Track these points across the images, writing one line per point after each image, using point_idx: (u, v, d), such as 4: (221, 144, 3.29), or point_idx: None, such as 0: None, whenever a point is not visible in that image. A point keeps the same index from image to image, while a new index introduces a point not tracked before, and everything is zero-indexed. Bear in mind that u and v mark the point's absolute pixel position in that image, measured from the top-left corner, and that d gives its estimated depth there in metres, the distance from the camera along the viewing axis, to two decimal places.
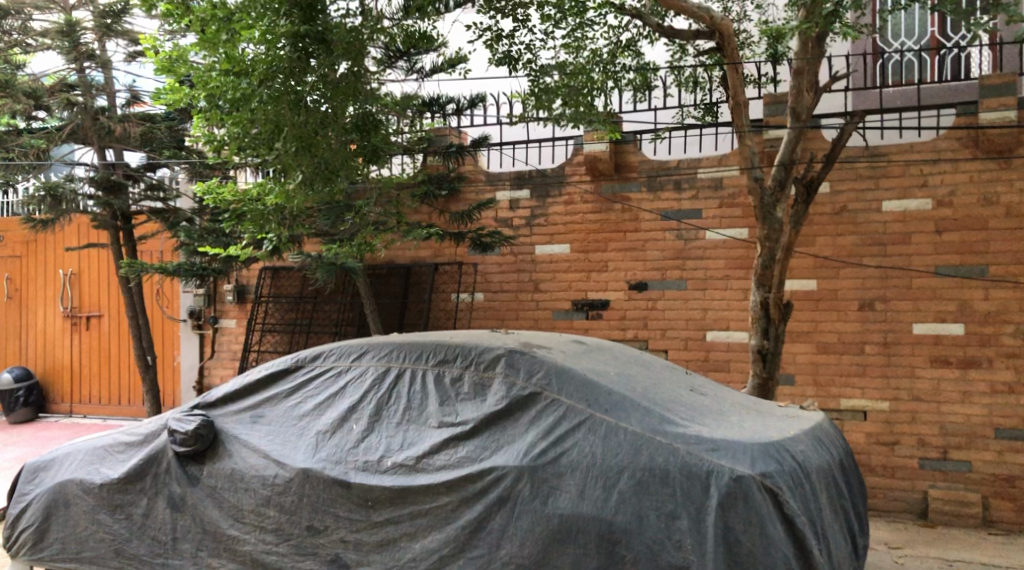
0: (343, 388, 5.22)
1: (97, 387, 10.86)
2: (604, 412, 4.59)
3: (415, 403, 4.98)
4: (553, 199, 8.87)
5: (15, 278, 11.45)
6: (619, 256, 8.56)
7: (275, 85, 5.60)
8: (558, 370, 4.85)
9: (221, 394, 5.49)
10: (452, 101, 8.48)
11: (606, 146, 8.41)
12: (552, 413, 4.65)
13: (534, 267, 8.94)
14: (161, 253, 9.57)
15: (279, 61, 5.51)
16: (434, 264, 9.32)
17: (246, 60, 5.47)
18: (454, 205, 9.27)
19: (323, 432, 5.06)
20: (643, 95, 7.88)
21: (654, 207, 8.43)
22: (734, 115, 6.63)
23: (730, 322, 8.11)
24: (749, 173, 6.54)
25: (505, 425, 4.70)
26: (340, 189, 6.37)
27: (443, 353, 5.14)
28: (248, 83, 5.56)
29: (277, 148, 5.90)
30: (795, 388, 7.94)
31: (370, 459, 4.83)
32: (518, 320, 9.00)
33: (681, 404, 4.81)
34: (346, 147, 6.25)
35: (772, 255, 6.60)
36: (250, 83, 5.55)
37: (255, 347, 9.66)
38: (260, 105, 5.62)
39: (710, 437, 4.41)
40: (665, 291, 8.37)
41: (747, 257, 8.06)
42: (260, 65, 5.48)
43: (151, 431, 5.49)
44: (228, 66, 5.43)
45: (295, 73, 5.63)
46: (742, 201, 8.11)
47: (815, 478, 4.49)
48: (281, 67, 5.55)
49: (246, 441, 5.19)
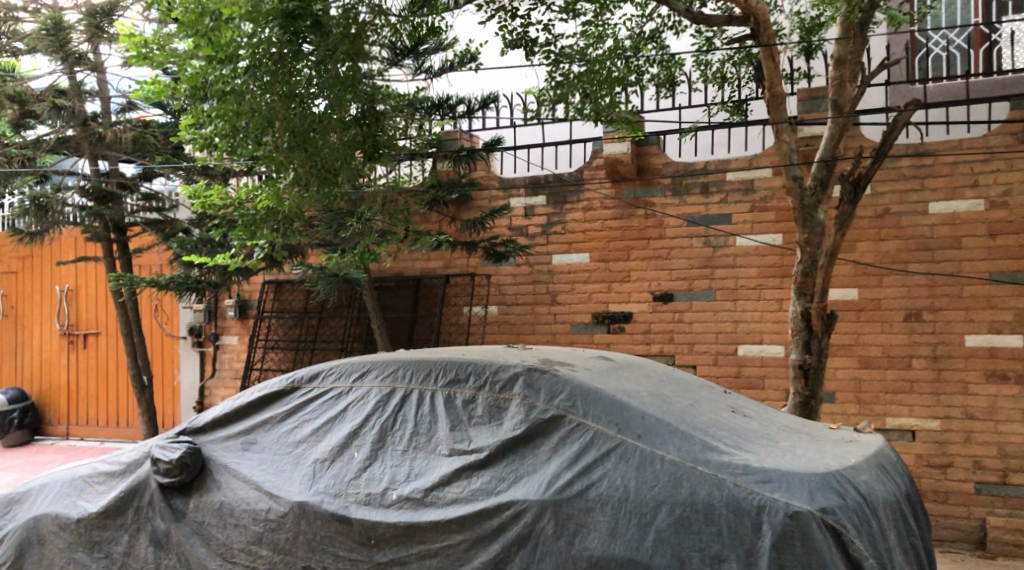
0: (343, 411, 4.68)
1: (95, 409, 10.38)
2: (636, 439, 4.04)
3: (422, 428, 4.43)
4: (572, 205, 8.34)
5: (11, 295, 11.01)
6: (642, 264, 8.01)
7: (264, 74, 5.14)
8: (585, 391, 4.30)
9: (210, 418, 4.96)
10: (463, 102, 7.96)
11: (628, 148, 7.93)
12: (578, 439, 4.10)
13: (552, 278, 8.41)
14: (159, 268, 9.12)
15: (265, 46, 5.04)
16: (445, 276, 8.81)
17: (231, 45, 4.96)
18: (466, 212, 8.79)
19: (321, 461, 4.52)
20: (668, 91, 7.35)
21: (679, 213, 7.90)
22: (771, 109, 6.10)
23: (764, 336, 7.53)
24: (787, 171, 6.02)
25: (525, 453, 4.16)
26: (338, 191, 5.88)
27: (454, 372, 4.60)
28: (231, 72, 5.07)
29: (268, 142, 5.43)
30: (836, 406, 7.36)
31: (372, 492, 4.30)
32: (534, 334, 8.46)
33: (724, 428, 4.24)
34: (347, 146, 5.82)
35: (813, 261, 6.05)
36: (234, 73, 5.08)
37: (258, 365, 9.17)
38: (250, 95, 5.18)
39: (761, 467, 3.85)
40: (692, 303, 7.81)
41: (781, 265, 7.50)
42: (246, 51, 4.99)
43: (133, 460, 4.96)
44: (211, 53, 4.93)
45: (288, 59, 5.20)
46: (775, 205, 7.57)
47: (882, 513, 3.89)
48: (272, 53, 5.13)
49: (236, 470, 4.66)
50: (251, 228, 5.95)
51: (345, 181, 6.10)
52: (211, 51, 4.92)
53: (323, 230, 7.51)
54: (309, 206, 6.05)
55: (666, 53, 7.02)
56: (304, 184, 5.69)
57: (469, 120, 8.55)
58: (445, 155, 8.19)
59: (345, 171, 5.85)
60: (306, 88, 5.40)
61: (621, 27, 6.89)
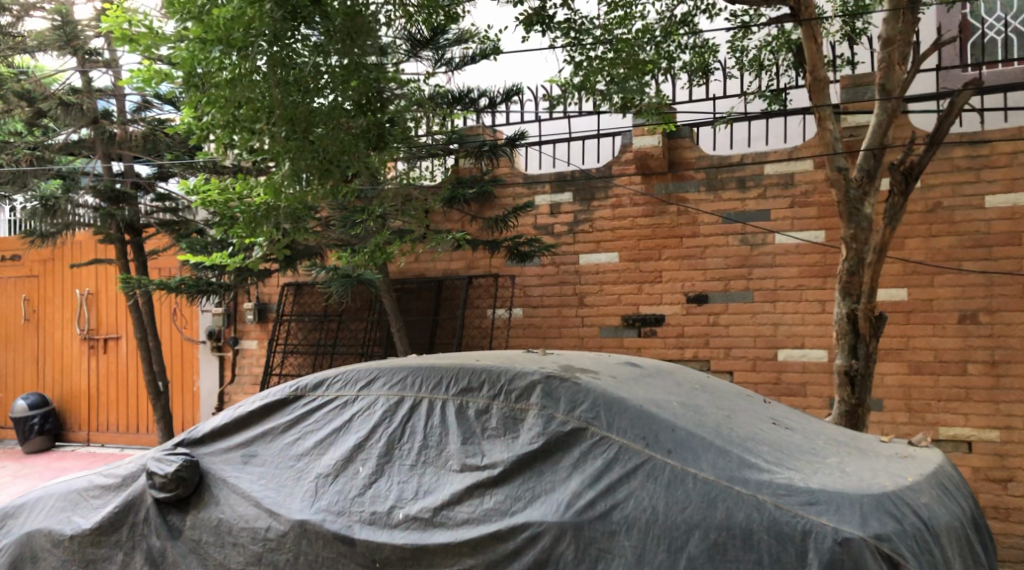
0: (348, 421, 4.33)
1: (116, 415, 10.22)
2: (666, 455, 3.64)
3: (432, 441, 4.07)
4: (600, 202, 7.95)
5: (32, 299, 10.87)
6: (675, 264, 7.59)
7: (254, 53, 4.86)
8: (609, 401, 3.90)
9: (209, 428, 4.64)
10: (485, 95, 7.60)
11: (659, 141, 7.55)
12: (602, 455, 3.72)
13: (579, 279, 8.01)
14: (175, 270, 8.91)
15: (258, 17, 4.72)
16: (467, 277, 8.46)
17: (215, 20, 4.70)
18: (489, 210, 8.44)
19: (324, 476, 4.19)
20: (702, 79, 6.97)
21: (714, 209, 7.47)
22: (813, 93, 5.66)
23: (806, 339, 7.08)
24: (830, 162, 5.57)
25: (543, 470, 3.78)
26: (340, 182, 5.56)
27: (467, 379, 4.22)
28: (219, 50, 4.77)
29: (262, 130, 5.11)
30: (884, 415, 6.86)
31: (378, 511, 3.96)
32: (561, 338, 8.08)
33: (764, 442, 3.81)
34: (355, 136, 5.46)
35: (859, 258, 5.59)
36: (222, 50, 4.77)
37: (277, 370, 8.91)
38: (245, 79, 4.91)
39: (805, 487, 3.42)
40: (728, 304, 7.37)
41: (824, 265, 7.04)
42: (237, 28, 4.70)
43: (130, 472, 4.67)
44: (199, 31, 4.68)
45: (285, 40, 4.91)
46: (817, 200, 7.12)
47: (945, 539, 3.45)
48: (263, 31, 4.78)
49: (236, 485, 4.35)
50: (253, 228, 5.59)
51: (352, 172, 5.76)
52: (199, 30, 4.67)
53: (336, 229, 7.19)
54: (315, 201, 5.72)
55: (700, 39, 6.64)
56: (303, 176, 5.35)
57: (492, 114, 8.19)
58: (466, 150, 7.72)
59: (354, 161, 5.55)
60: (307, 76, 5.08)
61: (651, 11, 6.49)
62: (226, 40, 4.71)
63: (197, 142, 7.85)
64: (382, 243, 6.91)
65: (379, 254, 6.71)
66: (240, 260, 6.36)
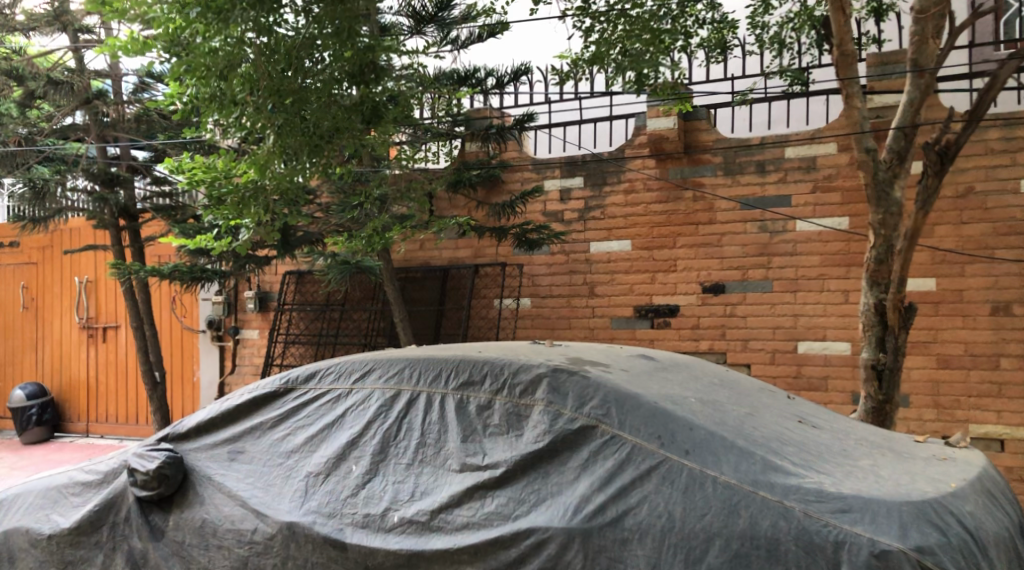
0: (341, 417, 4.04)
1: (115, 406, 10.00)
2: (683, 456, 3.33)
3: (430, 438, 3.78)
4: (612, 187, 7.62)
5: (30, 287, 10.65)
6: (690, 253, 7.27)
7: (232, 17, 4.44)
8: (622, 396, 3.59)
9: (194, 423, 4.35)
10: (492, 74, 7.29)
11: (675, 124, 7.21)
12: (614, 456, 3.41)
13: (589, 268, 7.70)
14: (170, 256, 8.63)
15: None
16: (474, 266, 8.16)
17: None
18: (497, 196, 8.14)
19: (314, 475, 3.91)
20: (719, 57, 6.63)
21: (732, 194, 7.14)
22: (840, 66, 5.28)
23: (827, 332, 6.75)
24: (858, 143, 5.22)
25: (549, 471, 3.49)
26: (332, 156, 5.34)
27: (468, 372, 3.91)
28: (198, 13, 4.46)
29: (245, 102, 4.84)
30: (911, 411, 6.53)
31: (371, 513, 3.68)
32: (571, 329, 7.78)
33: (791, 442, 3.50)
34: (348, 109, 5.18)
35: (889, 245, 5.25)
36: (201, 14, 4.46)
37: (278, 360, 8.67)
38: (225, 50, 4.59)
39: (837, 493, 3.12)
40: (746, 295, 7.05)
41: (848, 253, 6.71)
42: None
43: (112, 469, 4.39)
44: None
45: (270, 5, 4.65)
46: (841, 185, 6.78)
47: (994, 552, 3.13)
48: None
49: (221, 484, 4.07)
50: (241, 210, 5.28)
51: (346, 149, 5.52)
52: None
53: (335, 214, 6.91)
54: (308, 179, 5.44)
55: (718, 13, 6.32)
56: (290, 151, 5.07)
57: (500, 95, 7.86)
58: (472, 133, 7.58)
59: (346, 138, 5.31)
60: (298, 45, 4.78)
61: None
62: (205, 2, 4.41)
63: (193, 123, 7.55)
64: (382, 228, 6.62)
65: (377, 239, 6.39)
66: (231, 244, 6.07)
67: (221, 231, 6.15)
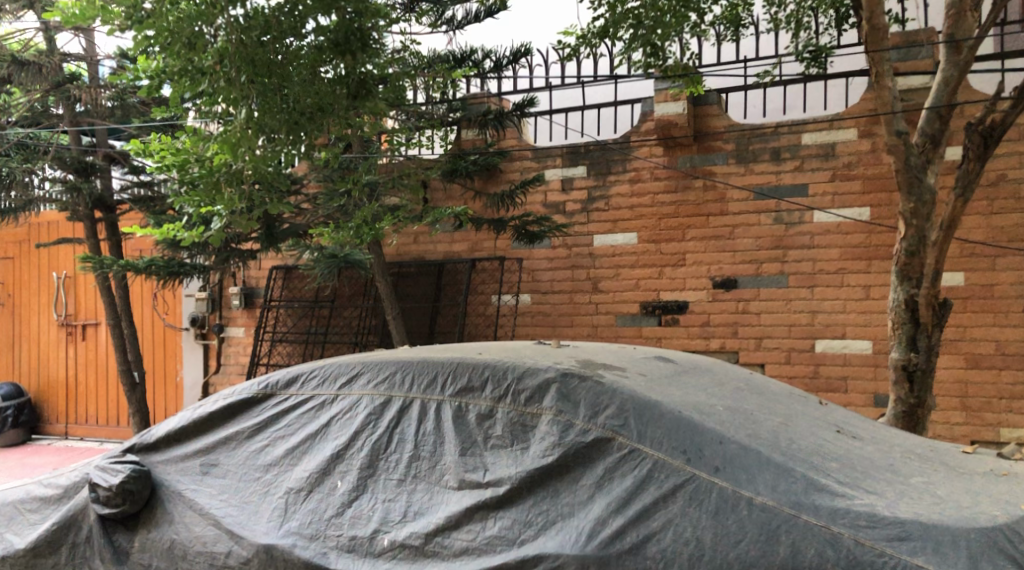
0: (325, 426, 3.61)
1: (94, 407, 9.57)
2: (713, 474, 2.93)
3: (425, 450, 3.37)
4: (617, 177, 7.21)
5: (7, 283, 10.20)
6: (699, 246, 6.87)
7: None
8: (642, 405, 3.18)
9: (163, 431, 3.91)
10: (490, 56, 6.88)
11: (684, 108, 6.81)
12: (633, 473, 3.01)
13: (592, 262, 7.29)
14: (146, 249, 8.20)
15: None
16: (470, 260, 7.75)
17: None
18: (495, 186, 7.74)
19: (295, 491, 3.50)
20: (734, 35, 6.22)
21: (745, 183, 6.75)
22: (870, 42, 4.97)
23: (847, 330, 6.37)
24: (888, 125, 4.86)
25: (559, 489, 3.09)
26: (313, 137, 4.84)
27: (467, 376, 3.48)
28: None
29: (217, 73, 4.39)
30: (937, 414, 6.15)
31: (358, 536, 3.28)
32: (573, 327, 7.37)
33: (832, 457, 3.10)
34: (331, 82, 4.67)
35: (921, 236, 4.89)
36: None
37: (265, 360, 8.26)
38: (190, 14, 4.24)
39: (894, 517, 2.73)
40: (759, 290, 6.66)
41: (869, 246, 6.33)
42: None
43: (72, 482, 3.92)
44: None
45: None
46: (861, 173, 6.40)
47: None
48: None
49: (192, 501, 3.65)
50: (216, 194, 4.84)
51: (334, 129, 5.04)
52: None
53: (324, 204, 6.51)
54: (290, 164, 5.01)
55: None
56: (266, 129, 4.63)
57: (498, 79, 7.42)
58: (468, 119, 7.15)
59: (330, 120, 4.82)
60: (280, 12, 4.43)
61: None
62: None
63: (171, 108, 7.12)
64: (372, 218, 6.21)
65: (367, 229, 5.96)
66: (203, 234, 5.65)
67: (196, 221, 5.74)
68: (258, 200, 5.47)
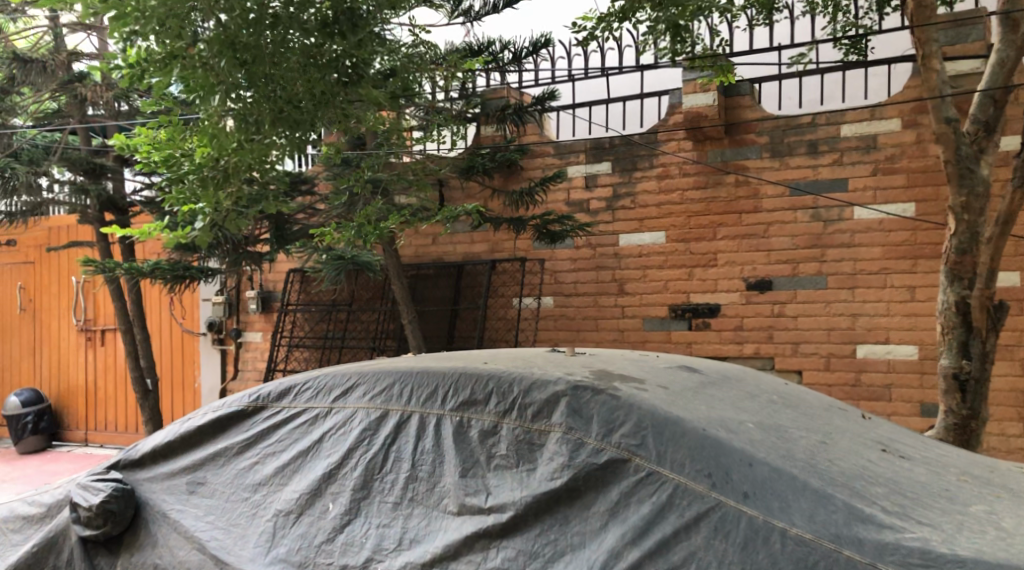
0: (317, 443, 3.32)
1: (113, 413, 9.45)
2: (741, 501, 2.58)
3: (422, 470, 3.06)
4: (644, 173, 6.86)
5: (28, 287, 10.12)
6: (731, 245, 6.49)
7: None
8: (662, 422, 2.83)
9: (149, 446, 3.66)
10: (509, 47, 6.57)
11: (714, 99, 6.44)
12: (652, 500, 2.67)
13: (618, 263, 6.94)
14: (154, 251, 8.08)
15: None
16: (491, 261, 7.44)
17: None
18: (516, 184, 7.43)
19: (284, 514, 3.22)
20: (766, 19, 5.85)
21: (780, 178, 6.36)
22: (915, 21, 4.61)
23: (890, 334, 5.95)
24: (936, 112, 4.48)
25: (568, 516, 2.76)
26: (304, 122, 4.43)
27: (469, 388, 3.16)
28: None
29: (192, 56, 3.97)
30: (991, 425, 5.71)
31: (349, 565, 2.99)
32: (598, 331, 7.02)
33: (878, 481, 2.73)
34: (323, 67, 4.22)
35: (974, 232, 4.48)
36: None
37: (281, 366, 8.04)
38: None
39: (951, 554, 2.37)
40: (796, 292, 6.26)
41: (915, 244, 5.91)
42: None
43: (55, 501, 3.68)
44: None
45: None
46: (905, 166, 5.98)
47: None
48: None
49: (177, 523, 3.39)
50: (205, 192, 4.58)
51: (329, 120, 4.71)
52: None
53: (335, 205, 6.25)
54: (281, 159, 4.72)
55: None
56: (251, 119, 4.26)
57: (518, 72, 7.11)
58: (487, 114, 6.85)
59: (329, 111, 4.47)
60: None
61: None
62: None
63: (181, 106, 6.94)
64: (377, 217, 5.95)
65: (370, 228, 5.65)
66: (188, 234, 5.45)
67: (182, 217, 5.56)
68: (254, 199, 5.22)
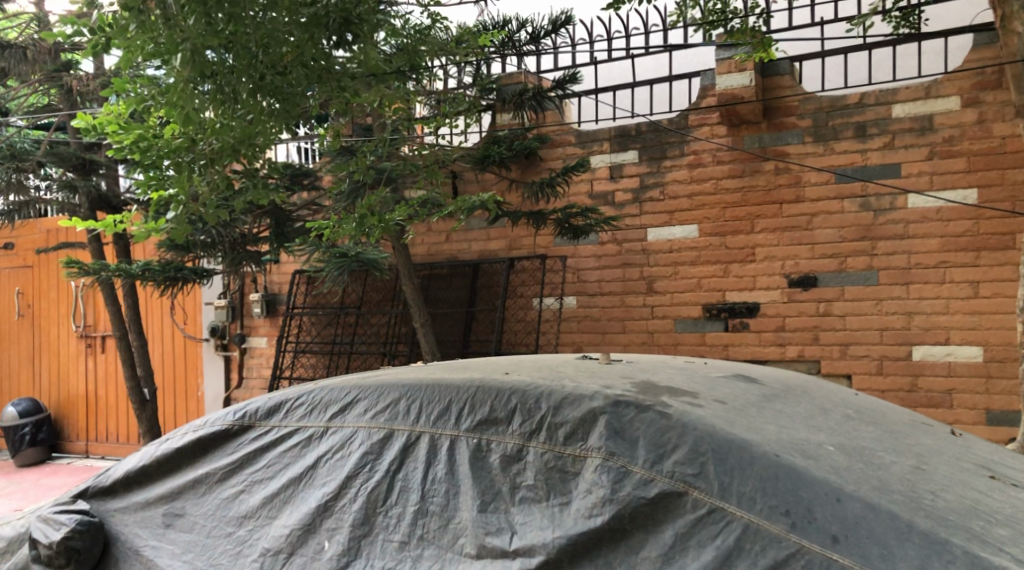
0: (311, 468, 2.83)
1: (115, 424, 9.04)
2: (830, 547, 2.07)
3: (434, 503, 2.56)
4: (674, 161, 6.34)
5: (26, 293, 9.72)
6: (771, 238, 5.96)
7: None
8: (724, 445, 2.32)
9: (123, 472, 3.18)
10: (526, 25, 6.10)
11: (750, 80, 5.88)
12: (716, 543, 2.17)
13: (646, 259, 6.43)
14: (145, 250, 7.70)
15: None
16: (509, 259, 6.95)
17: None
18: (535, 175, 6.94)
19: (272, 554, 2.73)
20: None
21: (824, 165, 5.84)
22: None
23: (950, 334, 5.41)
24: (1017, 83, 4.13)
25: (612, 562, 2.27)
26: (286, 91, 4.02)
27: (488, 404, 2.65)
28: None
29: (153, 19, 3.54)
30: None
31: None
32: (625, 333, 6.51)
33: (997, 518, 2.22)
34: (303, 26, 3.77)
35: None
36: None
37: (286, 373, 7.57)
38: None
39: None
40: (844, 289, 5.73)
41: (977, 234, 5.38)
42: None
43: (17, 534, 3.21)
44: None
45: None
46: (965, 148, 5.45)
47: None
48: None
49: (151, 563, 2.91)
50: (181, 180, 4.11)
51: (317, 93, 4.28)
52: None
53: (339, 199, 5.78)
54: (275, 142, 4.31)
55: None
56: (229, 91, 3.81)
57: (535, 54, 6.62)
58: (503, 99, 6.36)
59: (325, 86, 4.12)
60: None
61: None
62: None
63: None
64: (382, 208, 5.49)
65: (374, 220, 5.18)
66: (159, 229, 4.96)
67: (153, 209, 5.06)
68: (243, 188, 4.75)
